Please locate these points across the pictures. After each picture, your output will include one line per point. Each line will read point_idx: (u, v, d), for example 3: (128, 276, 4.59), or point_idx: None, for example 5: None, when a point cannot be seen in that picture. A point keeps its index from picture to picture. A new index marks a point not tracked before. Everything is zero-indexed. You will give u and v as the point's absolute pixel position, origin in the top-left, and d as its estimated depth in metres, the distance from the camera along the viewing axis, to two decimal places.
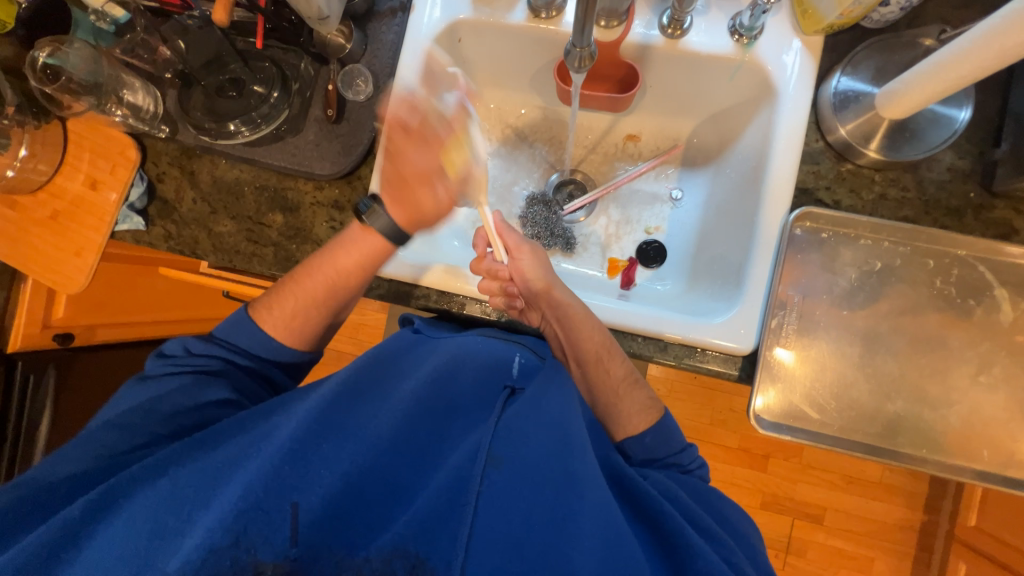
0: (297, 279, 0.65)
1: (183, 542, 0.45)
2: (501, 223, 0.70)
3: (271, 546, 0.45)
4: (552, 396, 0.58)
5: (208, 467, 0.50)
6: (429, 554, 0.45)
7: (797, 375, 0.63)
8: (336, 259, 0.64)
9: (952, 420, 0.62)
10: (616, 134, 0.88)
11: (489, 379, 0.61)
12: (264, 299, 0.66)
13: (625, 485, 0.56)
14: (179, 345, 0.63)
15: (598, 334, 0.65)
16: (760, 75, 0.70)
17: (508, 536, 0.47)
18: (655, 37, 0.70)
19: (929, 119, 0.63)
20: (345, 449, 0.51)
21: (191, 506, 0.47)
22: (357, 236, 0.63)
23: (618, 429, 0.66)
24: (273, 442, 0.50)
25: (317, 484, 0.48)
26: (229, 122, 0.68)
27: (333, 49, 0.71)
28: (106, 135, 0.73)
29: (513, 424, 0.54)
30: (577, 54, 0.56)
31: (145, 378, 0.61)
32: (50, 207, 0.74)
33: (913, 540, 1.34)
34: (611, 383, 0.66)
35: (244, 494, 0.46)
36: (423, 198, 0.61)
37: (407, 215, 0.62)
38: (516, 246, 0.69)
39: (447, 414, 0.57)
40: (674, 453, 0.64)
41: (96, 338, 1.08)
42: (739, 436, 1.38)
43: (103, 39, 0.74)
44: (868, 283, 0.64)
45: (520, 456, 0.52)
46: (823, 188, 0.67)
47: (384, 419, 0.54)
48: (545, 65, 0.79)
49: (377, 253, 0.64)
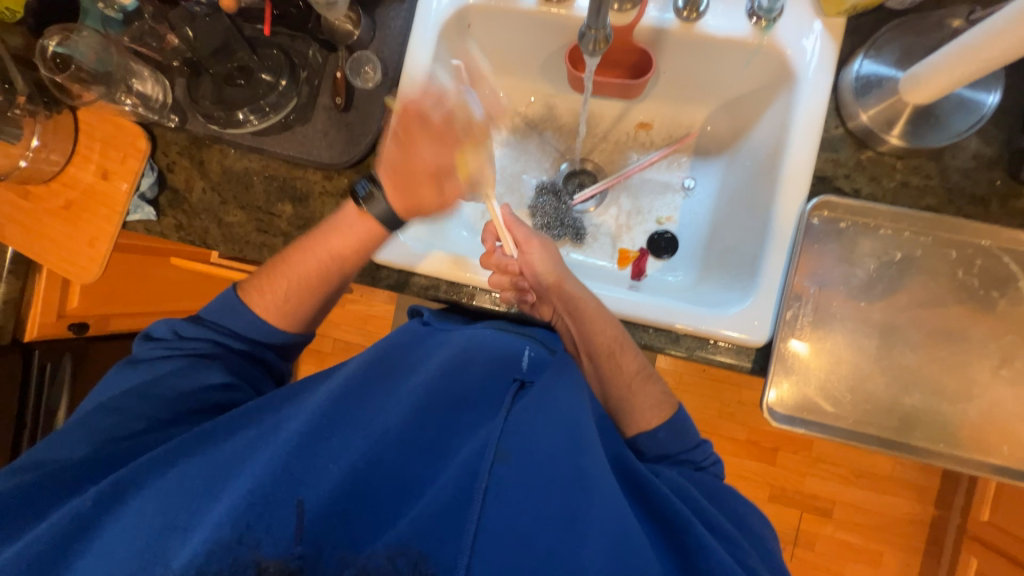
0: (289, 261, 0.64)
1: (190, 536, 0.45)
2: (510, 217, 0.69)
3: (274, 541, 0.44)
4: (561, 391, 0.58)
5: (219, 458, 0.51)
6: (433, 552, 0.45)
7: (812, 368, 0.62)
8: (332, 244, 0.64)
9: (971, 414, 0.60)
10: (627, 122, 0.86)
11: (498, 373, 0.61)
12: (255, 282, 0.65)
13: (635, 480, 0.56)
14: (167, 329, 0.61)
15: (610, 328, 0.64)
16: (777, 60, 0.68)
17: (516, 532, 0.46)
18: (670, 21, 0.69)
19: (954, 104, 0.61)
20: (352, 444, 0.52)
21: (200, 500, 0.48)
22: (350, 219, 0.63)
23: (630, 422, 0.65)
24: (282, 436, 0.51)
25: (324, 479, 0.48)
26: (238, 110, 0.68)
27: (342, 35, 0.69)
28: (117, 125, 0.73)
29: (522, 420, 0.54)
30: (592, 36, 0.55)
31: (134, 362, 0.61)
32: (63, 198, 0.75)
33: (923, 534, 1.33)
34: (624, 377, 0.65)
35: (252, 489, 0.46)
36: (426, 192, 0.62)
37: (406, 203, 0.63)
38: (524, 240, 0.68)
39: (455, 409, 0.57)
40: (686, 449, 0.63)
41: (109, 327, 1.10)
42: (747, 429, 1.38)
43: (110, 26, 0.73)
44: (887, 274, 0.63)
45: (529, 451, 0.52)
46: (842, 175, 0.66)
47: (392, 414, 0.55)
48: (555, 51, 0.78)
49: (375, 239, 0.64)
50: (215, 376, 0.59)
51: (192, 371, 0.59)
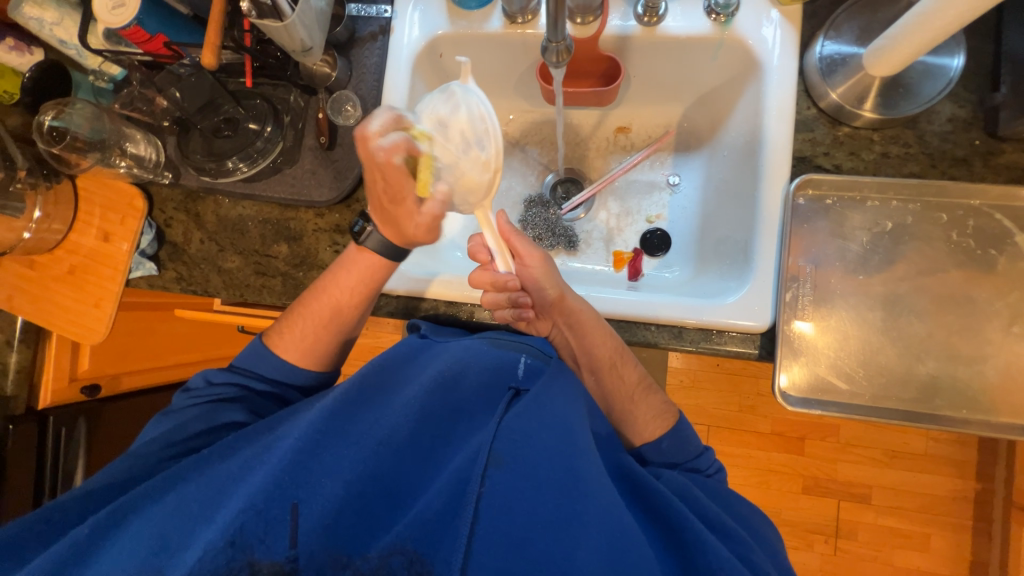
0: (304, 304, 0.66)
1: (185, 556, 0.44)
2: (509, 230, 0.67)
3: (271, 548, 0.45)
4: (556, 395, 0.57)
5: (212, 480, 0.51)
6: (429, 554, 0.46)
7: (820, 347, 0.62)
8: (337, 280, 0.65)
9: (990, 376, 0.59)
10: (606, 127, 0.88)
11: (491, 382, 0.59)
12: (277, 327, 0.67)
13: (634, 482, 0.55)
14: (201, 378, 0.64)
15: (611, 339, 0.65)
16: (742, 51, 0.70)
17: (510, 536, 0.47)
18: (632, 27, 0.71)
19: (920, 72, 0.62)
20: (347, 458, 0.51)
21: (193, 521, 0.47)
22: (353, 256, 0.64)
23: (635, 431, 0.64)
24: (276, 454, 0.50)
25: (318, 493, 0.48)
26: (227, 159, 0.70)
27: (320, 78, 0.73)
28: (115, 188, 0.76)
29: (516, 425, 0.53)
30: (554, 49, 0.57)
31: (169, 412, 0.62)
32: (68, 263, 0.77)
33: (969, 511, 1.27)
34: (626, 389, 0.66)
35: (244, 507, 0.46)
36: (403, 222, 0.62)
37: (394, 233, 0.63)
38: (527, 255, 0.66)
39: (450, 420, 0.56)
40: (691, 458, 0.63)
41: (122, 387, 1.11)
42: (771, 420, 1.34)
43: (103, 96, 0.78)
44: (882, 244, 0.62)
45: (525, 457, 0.51)
46: (821, 153, 0.66)
47: (385, 426, 0.54)
48: (527, 69, 0.80)
49: (376, 271, 0.65)
50: (238, 417, 0.61)
51: (211, 415, 0.60)
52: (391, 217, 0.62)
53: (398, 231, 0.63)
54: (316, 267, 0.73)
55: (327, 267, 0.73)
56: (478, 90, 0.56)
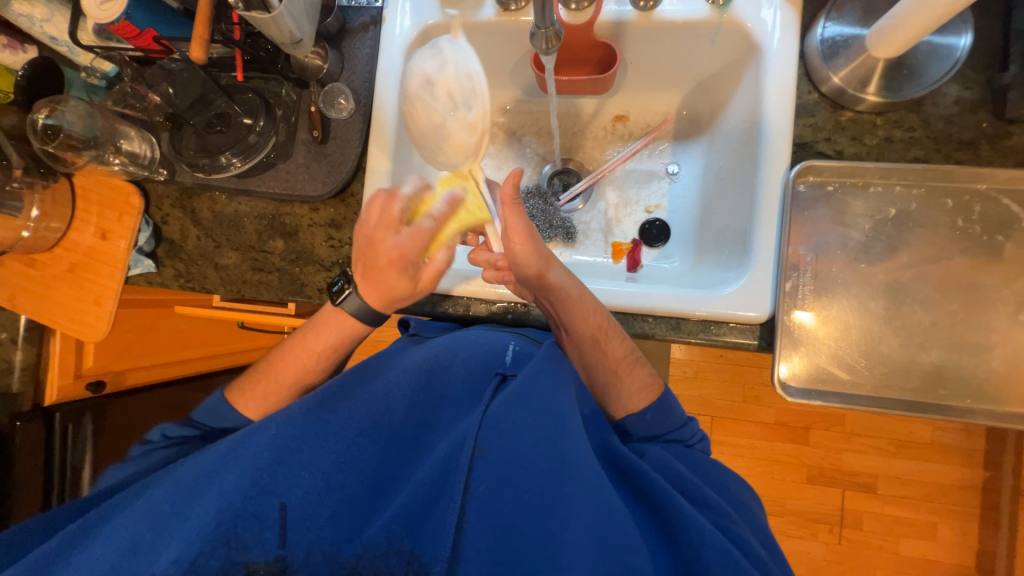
0: (271, 362, 0.68)
1: (161, 556, 0.45)
2: (513, 195, 0.57)
3: (261, 547, 0.46)
4: (543, 379, 0.55)
5: (185, 476, 0.50)
6: (419, 548, 0.47)
7: (820, 337, 0.61)
8: (306, 341, 0.67)
9: (996, 365, 0.58)
10: (603, 117, 0.87)
11: (476, 372, 0.59)
12: (242, 382, 0.69)
13: (619, 465, 0.56)
14: (157, 431, 0.65)
15: (594, 315, 0.62)
16: (740, 34, 0.68)
17: (496, 526, 0.47)
18: (628, 13, 0.69)
19: (927, 52, 0.60)
20: (325, 449, 0.51)
21: (169, 520, 0.48)
22: (325, 318, 0.66)
23: (620, 406, 0.66)
24: (252, 449, 0.50)
25: (299, 486, 0.48)
26: (220, 154, 0.69)
27: (312, 70, 0.72)
28: (111, 185, 0.76)
29: (501, 412, 0.52)
30: (543, 34, 0.56)
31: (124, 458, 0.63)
32: (67, 261, 0.78)
33: (976, 500, 1.26)
34: (611, 363, 0.65)
35: (222, 507, 0.46)
36: (394, 283, 0.59)
37: (379, 296, 0.61)
38: (510, 227, 0.59)
39: (434, 407, 0.57)
40: (673, 429, 0.64)
41: (127, 382, 1.11)
42: (775, 411, 1.34)
43: (95, 93, 0.79)
44: (884, 232, 0.61)
45: (508, 446, 0.51)
46: (822, 139, 0.65)
47: (365, 416, 0.54)
48: (522, 58, 0.79)
49: (343, 333, 0.65)
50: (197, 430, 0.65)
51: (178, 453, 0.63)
52: (380, 279, 0.59)
53: (383, 293, 0.60)
54: (313, 262, 0.73)
55: (323, 262, 0.73)
56: (465, 45, 0.60)
